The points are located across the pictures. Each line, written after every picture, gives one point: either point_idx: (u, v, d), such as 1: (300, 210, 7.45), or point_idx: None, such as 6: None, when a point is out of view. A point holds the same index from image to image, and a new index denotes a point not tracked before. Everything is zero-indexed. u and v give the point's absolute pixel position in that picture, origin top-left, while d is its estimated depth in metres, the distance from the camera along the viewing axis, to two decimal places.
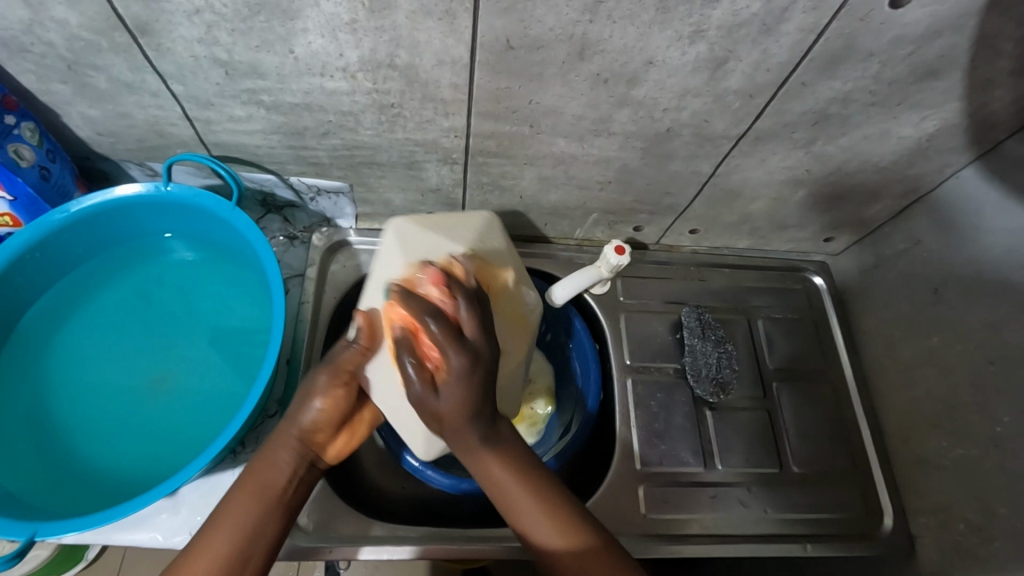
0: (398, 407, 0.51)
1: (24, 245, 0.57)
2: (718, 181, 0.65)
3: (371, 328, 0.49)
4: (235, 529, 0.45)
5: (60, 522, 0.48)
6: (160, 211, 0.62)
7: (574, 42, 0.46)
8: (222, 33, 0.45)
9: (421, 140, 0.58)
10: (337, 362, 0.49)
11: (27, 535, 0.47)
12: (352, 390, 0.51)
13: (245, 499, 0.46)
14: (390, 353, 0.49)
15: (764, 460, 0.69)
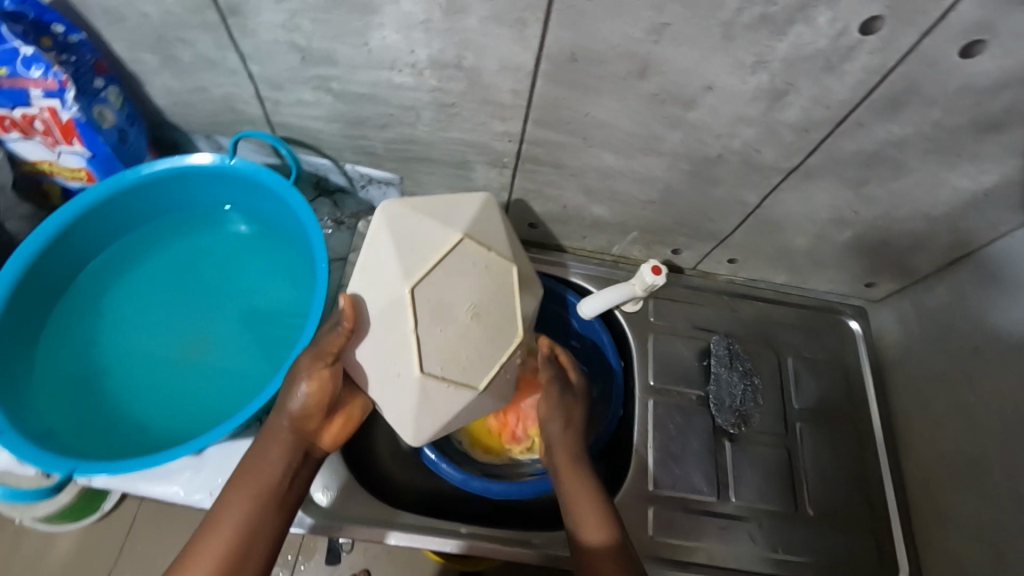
0: (388, 395, 0.48)
1: (93, 201, 0.60)
2: (762, 213, 0.65)
3: (360, 312, 0.47)
4: (227, 530, 0.48)
5: (95, 464, 0.50)
6: (222, 183, 0.65)
7: (636, 61, 0.47)
8: (305, 21, 0.48)
9: (474, 142, 0.60)
10: (317, 347, 0.49)
11: (64, 471, 0.50)
12: (337, 373, 0.50)
13: (239, 499, 0.49)
14: (379, 334, 0.47)
15: (780, 498, 0.68)
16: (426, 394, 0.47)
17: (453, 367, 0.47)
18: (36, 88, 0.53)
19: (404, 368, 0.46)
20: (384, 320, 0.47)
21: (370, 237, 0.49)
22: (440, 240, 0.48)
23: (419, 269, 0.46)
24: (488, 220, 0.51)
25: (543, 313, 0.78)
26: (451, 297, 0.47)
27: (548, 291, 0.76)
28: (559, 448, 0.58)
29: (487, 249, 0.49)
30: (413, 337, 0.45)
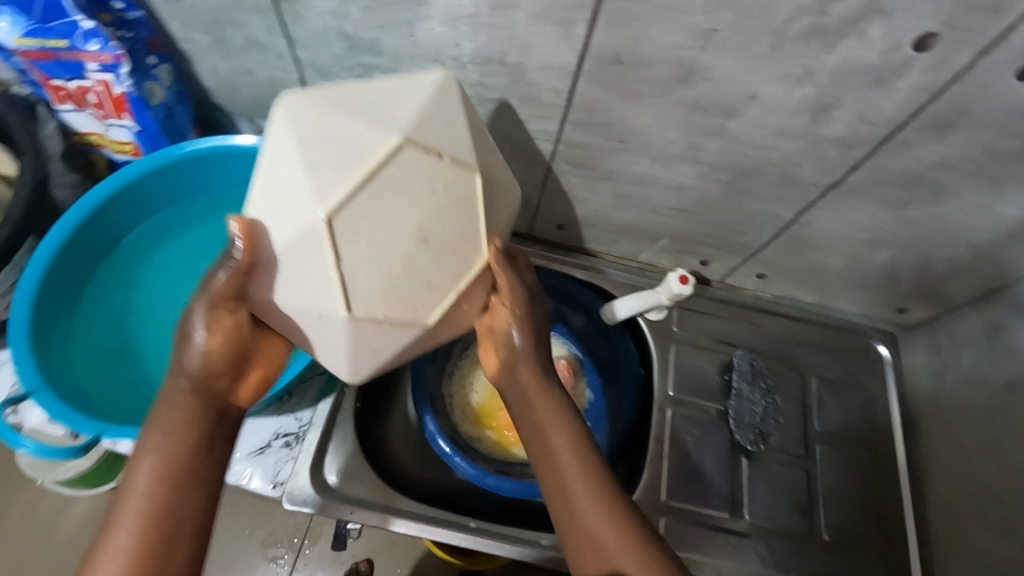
0: (314, 330, 0.44)
1: (136, 176, 0.62)
2: (796, 229, 0.64)
3: (261, 236, 0.41)
4: (137, 505, 0.41)
5: (122, 428, 0.52)
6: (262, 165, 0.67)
7: (680, 66, 0.47)
8: (354, 9, 0.49)
9: (510, 139, 0.60)
10: (209, 293, 0.44)
11: (94, 433, 0.51)
12: (242, 321, 0.46)
13: (143, 469, 0.42)
14: (294, 266, 0.41)
15: (795, 520, 0.67)
16: (359, 333, 0.43)
17: (392, 304, 0.42)
18: (92, 62, 0.55)
19: (330, 305, 0.41)
20: (296, 251, 0.40)
21: (270, 141, 0.41)
22: (373, 148, 0.40)
23: (338, 191, 0.39)
24: (437, 116, 0.43)
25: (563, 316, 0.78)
26: (384, 224, 0.40)
27: (571, 296, 0.77)
28: (540, 417, 0.50)
29: (432, 156, 0.41)
30: (337, 274, 0.40)
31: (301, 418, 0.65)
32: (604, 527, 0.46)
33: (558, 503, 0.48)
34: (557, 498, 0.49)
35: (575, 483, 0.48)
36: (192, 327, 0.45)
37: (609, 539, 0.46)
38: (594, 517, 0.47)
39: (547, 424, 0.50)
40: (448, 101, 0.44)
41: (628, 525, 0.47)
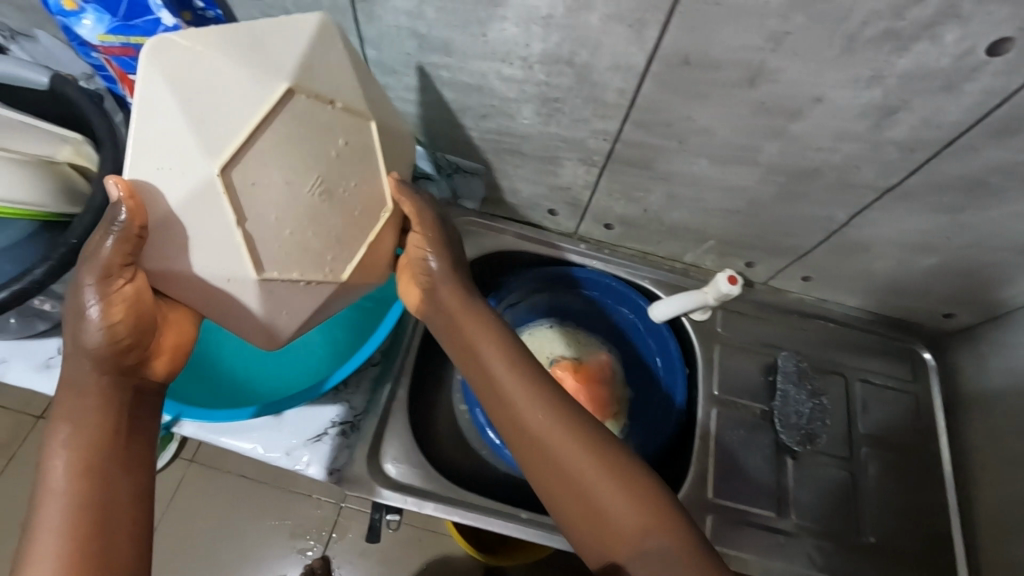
0: (223, 295, 0.43)
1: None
2: (847, 232, 0.65)
3: (151, 195, 0.38)
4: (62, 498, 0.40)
5: None
6: None
7: (749, 68, 0.48)
8: (430, 10, 0.50)
9: (569, 138, 0.61)
10: (99, 262, 0.41)
11: None
12: (141, 286, 0.44)
13: (59, 459, 0.41)
14: (192, 225, 0.39)
15: (842, 522, 0.67)
16: (273, 293, 0.43)
17: (305, 260, 0.43)
18: None
19: (238, 266, 0.41)
20: (195, 209, 0.39)
21: (142, 92, 0.36)
22: (260, 95, 0.39)
23: (231, 142, 0.38)
24: (320, 56, 0.42)
25: (607, 313, 0.79)
26: (285, 174, 0.40)
27: (618, 293, 0.78)
28: (496, 374, 0.52)
29: (322, 102, 0.41)
30: (242, 231, 0.39)
31: (355, 407, 0.66)
32: (586, 461, 0.47)
33: (535, 453, 0.49)
34: (531, 451, 0.49)
35: (547, 428, 0.49)
36: (85, 301, 0.42)
37: (589, 471, 0.47)
38: (571, 453, 0.48)
39: (505, 379, 0.51)
40: (326, 44, 0.43)
41: (608, 454, 0.48)
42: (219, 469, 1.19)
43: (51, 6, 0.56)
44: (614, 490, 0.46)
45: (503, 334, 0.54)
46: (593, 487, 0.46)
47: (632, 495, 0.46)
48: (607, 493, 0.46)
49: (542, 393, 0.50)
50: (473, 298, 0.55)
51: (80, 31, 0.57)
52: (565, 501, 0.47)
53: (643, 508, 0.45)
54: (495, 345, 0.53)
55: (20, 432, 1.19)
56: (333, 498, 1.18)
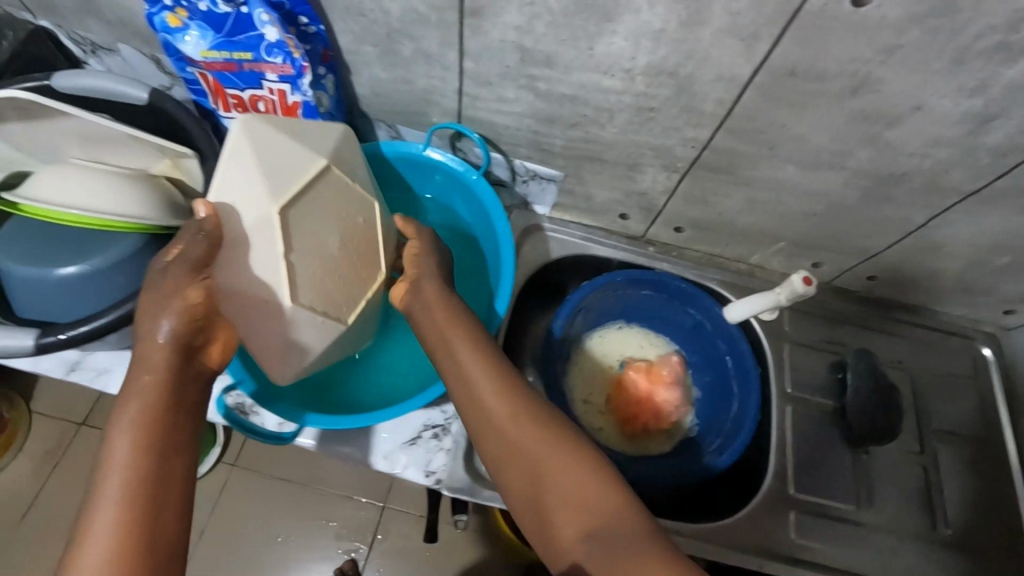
0: (252, 320, 0.53)
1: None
2: (923, 233, 0.67)
3: (228, 226, 0.52)
4: (118, 485, 0.38)
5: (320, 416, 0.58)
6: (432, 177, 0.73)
7: (854, 78, 0.50)
8: (540, 25, 0.52)
9: (657, 145, 0.63)
10: (188, 259, 0.48)
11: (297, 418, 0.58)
12: (213, 288, 0.48)
13: (120, 446, 0.40)
14: (252, 253, 0.51)
15: (916, 513, 0.70)
16: (295, 320, 0.54)
17: (322, 296, 0.55)
18: (273, 73, 0.59)
19: (279, 292, 0.52)
20: (251, 240, 0.52)
21: (230, 156, 0.52)
22: (308, 168, 0.54)
23: (290, 190, 0.52)
24: (349, 150, 0.59)
25: (678, 316, 0.81)
26: (318, 227, 0.54)
27: (687, 295, 0.79)
28: (468, 370, 0.52)
29: (346, 178, 0.57)
30: (286, 259, 0.52)
31: (447, 411, 0.67)
32: (555, 454, 0.47)
33: (498, 444, 0.49)
34: (494, 447, 0.49)
35: (509, 424, 0.49)
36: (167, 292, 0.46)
37: (555, 463, 0.46)
38: (538, 445, 0.47)
39: (477, 375, 0.51)
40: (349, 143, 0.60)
41: (574, 448, 0.47)
42: (258, 472, 1.18)
43: (156, 24, 0.57)
44: (577, 484, 0.45)
45: (478, 336, 0.55)
46: (555, 479, 0.46)
47: (594, 485, 0.45)
48: (566, 486, 0.45)
49: (511, 390, 0.50)
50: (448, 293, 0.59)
51: (182, 48, 0.58)
52: (527, 495, 0.47)
53: (602, 500, 0.44)
54: (475, 347, 0.53)
55: (65, 440, 1.16)
56: (375, 499, 1.18)
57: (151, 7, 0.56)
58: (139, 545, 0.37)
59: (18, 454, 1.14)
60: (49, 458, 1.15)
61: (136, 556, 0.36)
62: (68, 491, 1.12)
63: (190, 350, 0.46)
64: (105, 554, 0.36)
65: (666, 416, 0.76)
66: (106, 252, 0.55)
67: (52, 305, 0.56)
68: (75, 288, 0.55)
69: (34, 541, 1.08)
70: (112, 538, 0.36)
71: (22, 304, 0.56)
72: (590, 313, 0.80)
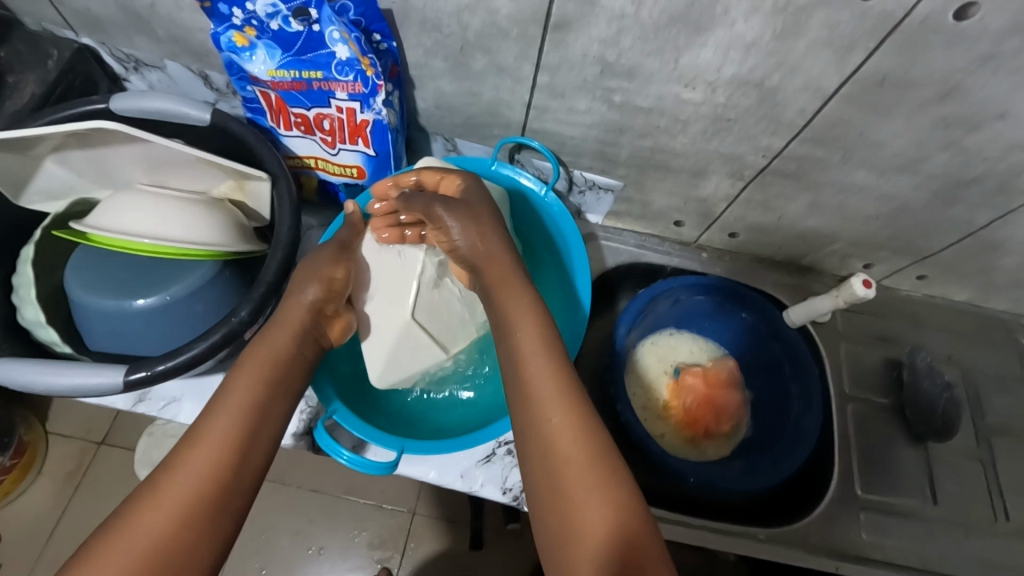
0: (375, 328, 0.59)
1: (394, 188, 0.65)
2: (983, 233, 0.68)
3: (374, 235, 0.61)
4: (215, 443, 0.44)
5: (421, 444, 0.57)
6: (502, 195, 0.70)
7: (943, 87, 0.50)
8: (627, 38, 0.51)
9: (727, 154, 0.63)
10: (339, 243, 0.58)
11: (397, 449, 0.57)
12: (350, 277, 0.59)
13: (228, 409, 0.46)
14: (389, 267, 0.60)
15: (980, 504, 0.72)
16: (408, 337, 0.58)
17: (436, 322, 0.59)
18: (343, 91, 0.57)
19: (400, 308, 0.58)
20: (397, 255, 0.61)
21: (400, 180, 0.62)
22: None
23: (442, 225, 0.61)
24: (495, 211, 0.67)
25: (732, 320, 0.80)
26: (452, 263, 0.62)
27: (740, 297, 0.78)
28: (524, 368, 0.49)
29: None
30: (415, 282, 0.59)
31: None
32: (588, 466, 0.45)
33: (538, 452, 0.46)
34: (535, 456, 0.47)
35: (554, 440, 0.46)
36: (313, 262, 0.56)
37: (585, 499, 0.43)
38: (576, 473, 0.44)
39: (540, 381, 0.48)
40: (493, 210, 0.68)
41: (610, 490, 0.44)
42: (289, 485, 1.12)
43: (221, 43, 0.55)
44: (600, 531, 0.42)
45: (549, 347, 0.50)
46: (583, 516, 0.43)
47: (617, 533, 0.42)
48: (594, 495, 0.43)
49: (570, 407, 0.47)
50: (518, 277, 0.55)
51: (250, 67, 0.56)
52: (553, 521, 0.44)
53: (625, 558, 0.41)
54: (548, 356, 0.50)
55: (87, 458, 1.10)
56: (403, 507, 1.13)
57: (217, 26, 0.54)
58: (207, 510, 0.41)
59: (37, 476, 1.09)
60: (70, 478, 1.09)
61: (196, 522, 0.40)
62: (92, 513, 1.07)
63: (319, 315, 0.55)
64: (179, 506, 0.40)
65: (725, 418, 0.76)
66: (183, 281, 0.54)
67: (128, 336, 0.55)
68: (152, 318, 0.54)
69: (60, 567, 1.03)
70: (190, 494, 0.41)
71: (96, 335, 0.55)
72: (646, 318, 0.78)
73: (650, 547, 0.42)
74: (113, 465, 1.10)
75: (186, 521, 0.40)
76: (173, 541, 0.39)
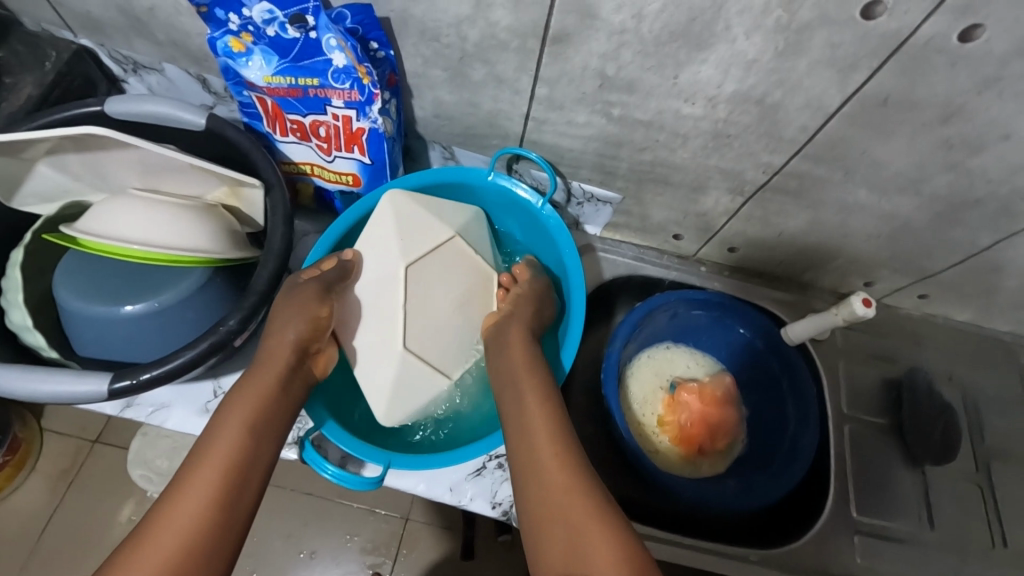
0: (374, 368, 0.58)
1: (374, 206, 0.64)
2: (986, 254, 0.67)
3: (357, 273, 0.60)
4: (208, 475, 0.44)
5: (407, 458, 0.57)
6: (503, 203, 0.69)
7: (947, 109, 0.50)
8: (627, 52, 0.50)
9: (727, 169, 0.62)
10: (322, 283, 0.57)
11: (382, 463, 0.56)
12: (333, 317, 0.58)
13: (223, 439, 0.46)
14: (377, 304, 0.59)
15: (977, 530, 0.71)
16: (407, 370, 0.57)
17: (431, 349, 0.58)
18: (339, 99, 0.56)
19: (392, 342, 0.57)
20: (381, 287, 0.58)
21: (376, 217, 0.60)
22: (437, 236, 0.60)
23: (421, 251, 0.59)
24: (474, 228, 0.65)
25: (730, 337, 0.80)
26: (435, 289, 0.59)
27: (739, 313, 0.76)
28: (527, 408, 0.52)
29: (470, 247, 0.62)
30: (402, 313, 0.57)
31: None
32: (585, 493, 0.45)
33: (537, 487, 0.47)
34: (529, 489, 0.48)
35: (545, 472, 0.47)
36: (297, 306, 0.55)
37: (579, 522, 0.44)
38: (570, 499, 0.45)
39: (532, 420, 0.51)
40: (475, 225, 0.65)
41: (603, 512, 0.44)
42: (283, 487, 1.11)
43: (218, 47, 0.54)
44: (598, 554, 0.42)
45: (542, 386, 0.53)
46: (578, 540, 0.43)
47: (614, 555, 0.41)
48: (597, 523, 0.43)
49: (560, 440, 0.49)
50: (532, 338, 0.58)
51: (245, 73, 0.55)
52: (549, 551, 0.44)
53: None
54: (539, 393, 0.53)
55: (80, 457, 1.10)
56: (397, 512, 1.12)
57: (214, 31, 0.54)
58: (204, 542, 0.41)
59: (30, 473, 1.08)
60: (63, 476, 1.08)
61: (196, 551, 0.41)
62: (84, 511, 1.06)
63: (303, 355, 0.54)
64: (178, 538, 0.41)
65: (719, 437, 0.75)
66: (173, 289, 0.54)
67: (116, 342, 0.54)
68: (141, 325, 0.53)
69: (52, 565, 1.03)
70: (189, 524, 0.41)
71: (85, 341, 0.54)
72: (644, 331, 0.77)
73: (650, 568, 0.41)
74: (106, 463, 1.10)
75: (186, 552, 0.40)
76: (173, 571, 0.39)
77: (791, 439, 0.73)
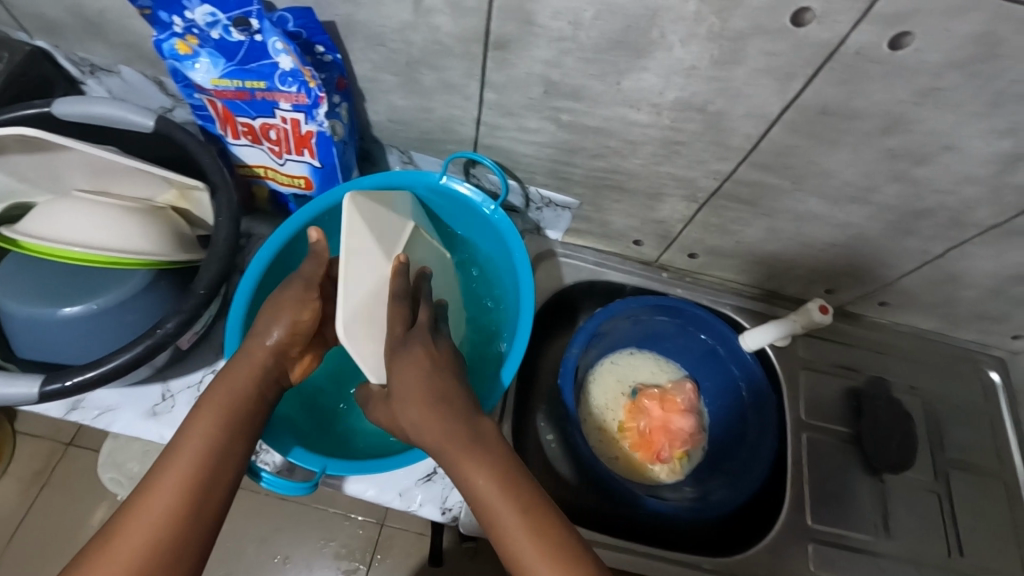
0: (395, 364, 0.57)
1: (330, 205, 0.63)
2: (942, 263, 0.67)
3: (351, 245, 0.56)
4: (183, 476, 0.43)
5: (345, 463, 0.56)
6: (443, 202, 0.69)
7: (888, 118, 0.50)
8: (569, 59, 0.50)
9: (680, 177, 0.62)
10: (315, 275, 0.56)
11: (319, 468, 0.56)
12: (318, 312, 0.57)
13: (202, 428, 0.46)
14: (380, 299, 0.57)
15: (934, 541, 0.71)
16: None
17: None
18: (286, 103, 0.56)
19: None
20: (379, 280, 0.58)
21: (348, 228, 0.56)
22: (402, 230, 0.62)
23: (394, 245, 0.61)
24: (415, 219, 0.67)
25: (694, 344, 0.79)
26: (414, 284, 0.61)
27: (700, 320, 0.75)
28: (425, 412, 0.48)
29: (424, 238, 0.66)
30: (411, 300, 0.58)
31: None
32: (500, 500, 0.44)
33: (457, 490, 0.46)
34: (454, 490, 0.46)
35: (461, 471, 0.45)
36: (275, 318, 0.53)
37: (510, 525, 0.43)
38: (494, 504, 0.44)
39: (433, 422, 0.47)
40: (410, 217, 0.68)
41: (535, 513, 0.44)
42: (257, 491, 1.11)
43: (164, 50, 0.54)
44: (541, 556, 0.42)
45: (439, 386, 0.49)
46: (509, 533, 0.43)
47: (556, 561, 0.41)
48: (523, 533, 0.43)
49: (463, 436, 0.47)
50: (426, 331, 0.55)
51: (192, 75, 0.55)
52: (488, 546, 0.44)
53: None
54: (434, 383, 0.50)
55: (53, 459, 1.09)
56: (372, 517, 1.11)
57: (160, 34, 0.53)
58: (177, 541, 0.41)
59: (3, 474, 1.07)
60: (37, 478, 1.08)
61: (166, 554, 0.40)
62: (58, 513, 1.05)
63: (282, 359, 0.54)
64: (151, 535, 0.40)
65: (679, 445, 0.74)
66: (112, 291, 0.54)
67: (55, 346, 0.54)
68: (79, 328, 0.53)
69: (23, 568, 1.02)
70: (166, 514, 0.41)
71: (25, 343, 0.54)
72: (605, 338, 0.77)
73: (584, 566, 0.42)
74: (81, 467, 1.09)
75: (154, 552, 0.39)
76: (156, 554, 0.39)
77: (750, 446, 0.73)
